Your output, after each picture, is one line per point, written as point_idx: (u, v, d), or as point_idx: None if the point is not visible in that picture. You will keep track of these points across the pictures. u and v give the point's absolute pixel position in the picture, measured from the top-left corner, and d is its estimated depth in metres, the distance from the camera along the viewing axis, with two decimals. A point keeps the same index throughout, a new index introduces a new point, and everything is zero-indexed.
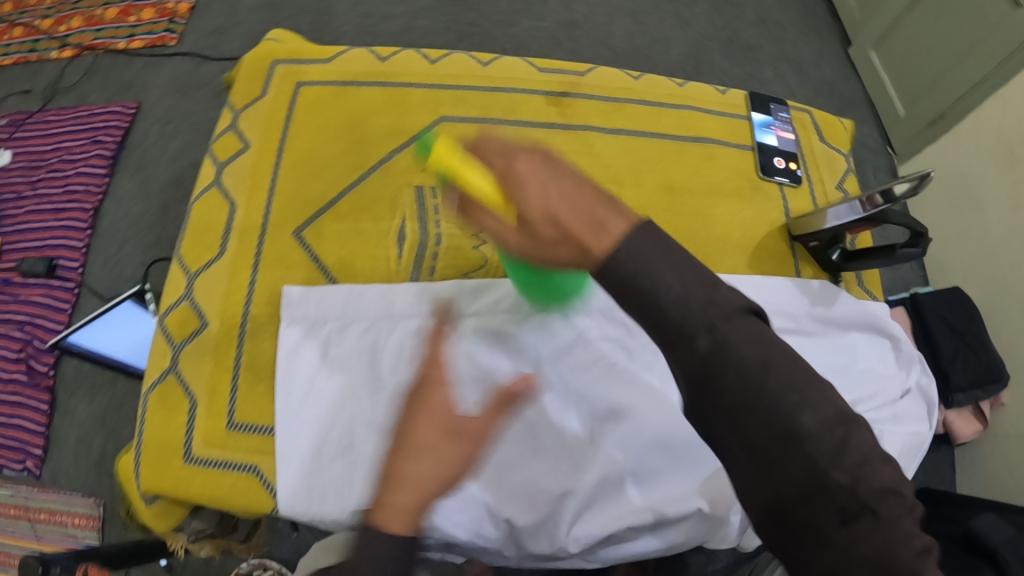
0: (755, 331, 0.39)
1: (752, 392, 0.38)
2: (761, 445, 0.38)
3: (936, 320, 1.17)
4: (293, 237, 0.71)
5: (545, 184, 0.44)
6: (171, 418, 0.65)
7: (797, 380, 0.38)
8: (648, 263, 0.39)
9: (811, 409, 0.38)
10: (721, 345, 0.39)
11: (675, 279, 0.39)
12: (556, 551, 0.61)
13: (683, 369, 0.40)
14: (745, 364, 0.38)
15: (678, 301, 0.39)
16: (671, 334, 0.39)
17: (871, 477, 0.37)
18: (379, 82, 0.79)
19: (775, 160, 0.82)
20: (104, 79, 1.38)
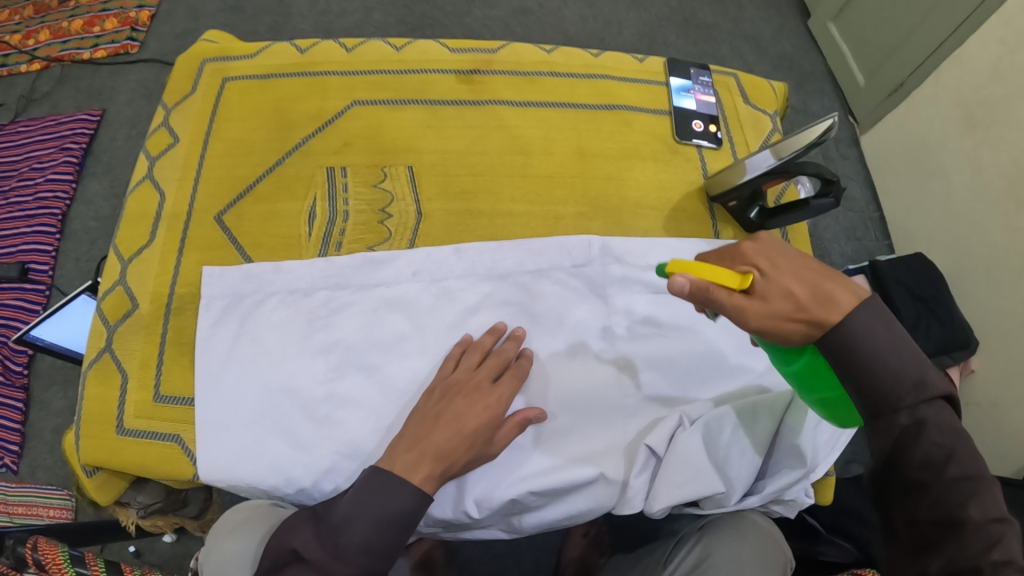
0: (951, 421, 0.40)
1: (930, 473, 0.39)
2: (928, 501, 0.39)
3: (896, 287, 1.16)
4: (215, 222, 0.73)
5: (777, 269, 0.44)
6: (109, 393, 0.67)
7: (972, 469, 0.39)
8: (881, 340, 0.40)
9: (987, 492, 0.38)
10: (919, 425, 0.39)
11: (892, 356, 0.40)
12: (460, 516, 0.62)
13: (881, 442, 0.41)
14: (936, 440, 0.39)
15: (894, 377, 0.40)
16: (880, 403, 0.40)
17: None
18: (299, 73, 0.81)
19: (694, 123, 0.82)
20: (72, 88, 1.43)
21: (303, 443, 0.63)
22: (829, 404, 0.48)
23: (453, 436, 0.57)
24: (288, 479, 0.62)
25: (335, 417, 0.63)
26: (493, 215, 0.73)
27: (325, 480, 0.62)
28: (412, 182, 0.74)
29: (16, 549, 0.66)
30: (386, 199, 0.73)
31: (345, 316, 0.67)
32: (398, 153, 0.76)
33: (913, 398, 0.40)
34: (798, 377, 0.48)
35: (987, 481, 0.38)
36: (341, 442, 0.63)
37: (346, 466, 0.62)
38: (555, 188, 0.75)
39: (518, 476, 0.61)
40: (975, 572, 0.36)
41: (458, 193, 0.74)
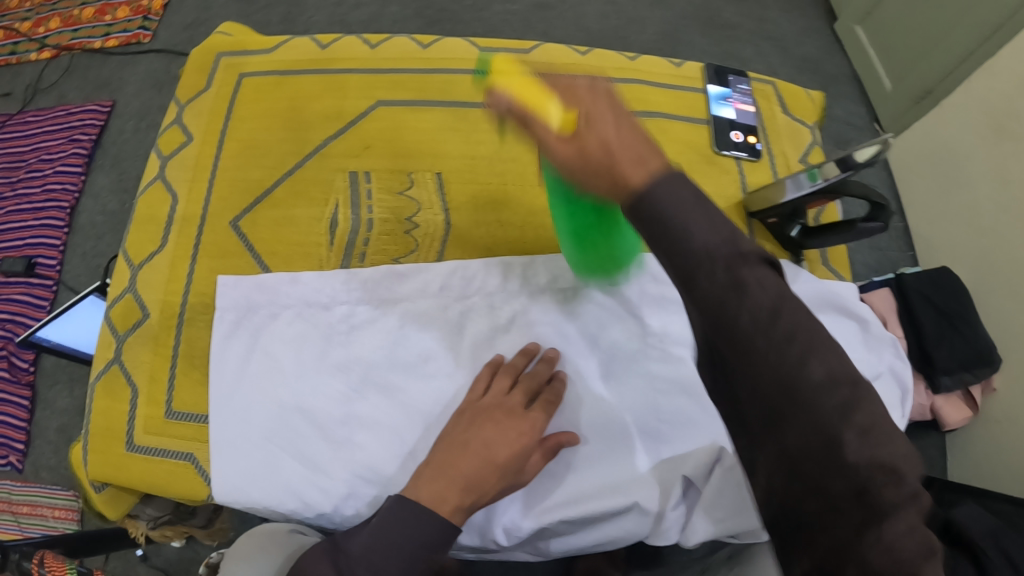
0: (772, 279, 0.35)
1: (765, 345, 0.33)
2: (777, 379, 0.33)
3: (920, 300, 1.13)
4: (229, 227, 0.71)
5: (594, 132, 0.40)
6: (114, 406, 0.66)
7: (802, 330, 0.34)
8: (724, 276, 0.34)
9: (835, 362, 0.34)
10: (736, 285, 0.34)
11: (697, 220, 0.35)
12: (488, 542, 0.61)
13: (704, 318, 0.35)
14: (764, 307, 0.34)
15: (702, 237, 0.35)
16: (688, 269, 0.35)
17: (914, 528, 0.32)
18: (318, 70, 0.78)
19: (733, 134, 0.80)
20: (81, 78, 1.39)
21: (321, 466, 0.61)
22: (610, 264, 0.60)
23: (483, 466, 0.55)
24: (306, 502, 0.60)
25: (354, 439, 0.62)
26: (521, 227, 0.70)
27: (345, 505, 0.60)
28: (439, 190, 0.71)
29: (20, 563, 0.67)
30: (411, 207, 0.70)
31: (364, 333, 0.65)
32: (424, 158, 0.73)
33: (724, 258, 0.34)
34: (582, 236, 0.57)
35: (822, 340, 0.34)
36: (359, 465, 0.61)
37: (365, 491, 0.60)
38: None
39: (551, 503, 0.61)
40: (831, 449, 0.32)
41: (485, 203, 0.71)
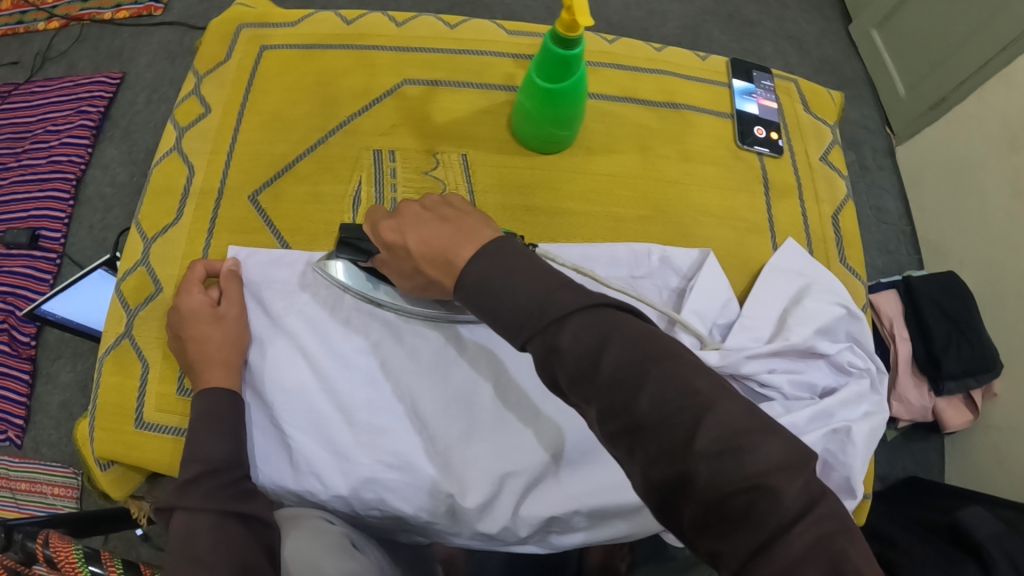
0: (597, 326, 0.39)
1: (653, 358, 0.37)
2: (681, 425, 0.35)
3: (929, 306, 1.16)
4: (249, 202, 0.70)
5: (412, 222, 0.50)
6: (125, 383, 0.68)
7: (629, 356, 0.37)
8: (547, 339, 0.39)
9: (716, 403, 0.35)
10: (571, 338, 0.38)
11: (517, 284, 0.41)
12: (505, 533, 0.60)
13: (560, 371, 0.39)
14: (578, 354, 0.38)
15: (532, 296, 0.40)
16: (530, 324, 0.40)
17: (777, 486, 0.33)
18: (345, 46, 0.77)
19: (757, 130, 0.82)
20: (92, 48, 1.36)
21: (341, 452, 0.61)
22: (560, 123, 0.67)
23: (216, 342, 0.61)
24: (325, 485, 0.61)
25: (377, 425, 0.61)
26: (550, 213, 0.70)
27: (363, 490, 0.60)
28: (466, 171, 0.71)
29: (25, 545, 0.60)
30: (437, 188, 0.70)
31: (388, 316, 0.64)
32: (452, 139, 0.72)
33: (535, 326, 0.39)
34: (549, 93, 0.63)
35: (651, 359, 0.37)
36: (382, 450, 0.61)
37: (386, 479, 0.60)
38: (616, 189, 0.73)
39: (566, 497, 0.61)
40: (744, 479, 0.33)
41: (512, 186, 0.70)
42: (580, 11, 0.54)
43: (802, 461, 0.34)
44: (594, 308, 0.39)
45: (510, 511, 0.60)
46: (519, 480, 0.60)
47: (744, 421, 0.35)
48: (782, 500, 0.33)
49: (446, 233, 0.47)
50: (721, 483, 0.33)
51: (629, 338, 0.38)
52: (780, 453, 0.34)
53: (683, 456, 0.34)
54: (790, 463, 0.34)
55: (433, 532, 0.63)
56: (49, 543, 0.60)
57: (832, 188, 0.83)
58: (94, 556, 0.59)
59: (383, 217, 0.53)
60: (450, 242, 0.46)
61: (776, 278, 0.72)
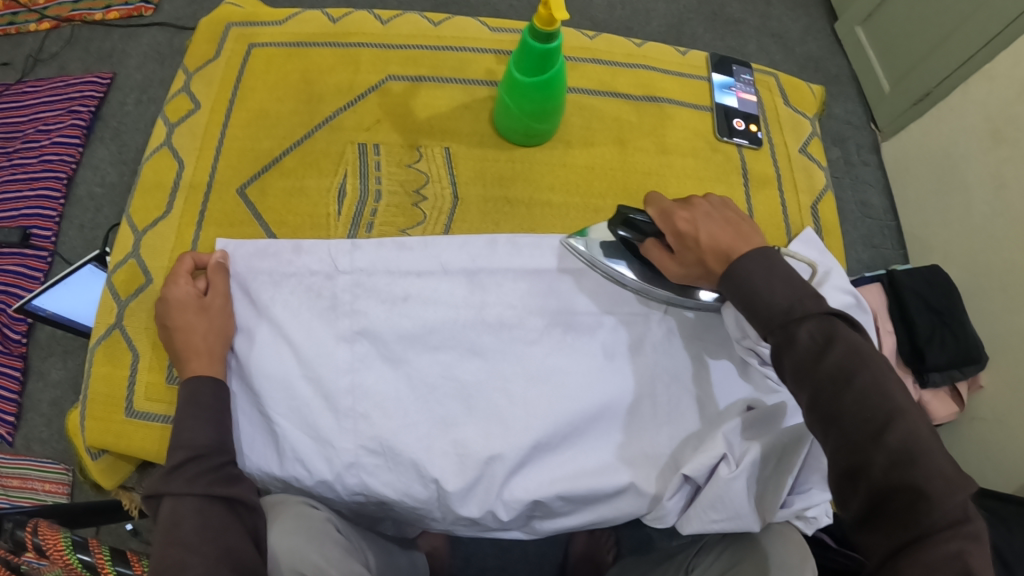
0: (847, 335, 0.47)
1: (853, 364, 0.45)
2: (874, 420, 0.44)
3: (913, 298, 1.17)
4: (237, 195, 0.71)
5: (703, 219, 0.57)
6: (115, 373, 0.69)
7: (848, 361, 0.45)
8: (812, 338, 0.47)
9: (899, 415, 0.43)
10: (821, 339, 0.47)
11: (763, 287, 0.50)
12: (486, 516, 0.62)
13: (784, 367, 0.48)
14: (809, 349, 0.47)
15: (785, 298, 0.49)
16: (777, 319, 0.49)
17: (934, 493, 0.41)
18: (330, 44, 0.78)
19: (736, 123, 0.84)
20: (82, 49, 1.37)
21: (325, 437, 0.62)
22: (541, 117, 0.68)
23: (202, 330, 0.62)
24: (309, 471, 0.62)
25: (360, 412, 0.62)
26: (530, 204, 0.71)
27: (347, 475, 0.61)
28: (448, 164, 0.72)
29: (14, 534, 0.62)
30: (420, 180, 0.71)
31: (370, 305, 0.65)
32: (435, 133, 0.73)
33: (795, 315, 0.48)
34: (531, 88, 0.64)
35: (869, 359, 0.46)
36: (365, 436, 0.62)
37: (369, 464, 0.61)
38: (595, 180, 0.74)
39: (546, 481, 0.62)
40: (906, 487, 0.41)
41: (493, 178, 0.72)
42: (556, 6, 0.56)
43: (960, 479, 0.41)
44: (835, 315, 0.48)
45: (492, 496, 0.61)
46: (501, 466, 0.61)
47: (925, 435, 0.43)
48: (939, 507, 0.40)
49: (730, 235, 0.55)
50: (887, 478, 0.42)
51: (872, 357, 0.45)
52: (947, 468, 0.41)
53: (863, 450, 0.43)
54: (948, 477, 0.41)
55: (417, 515, 0.65)
56: (38, 533, 0.62)
57: (809, 179, 0.86)
58: (82, 545, 0.61)
59: (674, 206, 0.59)
60: (730, 244, 0.54)
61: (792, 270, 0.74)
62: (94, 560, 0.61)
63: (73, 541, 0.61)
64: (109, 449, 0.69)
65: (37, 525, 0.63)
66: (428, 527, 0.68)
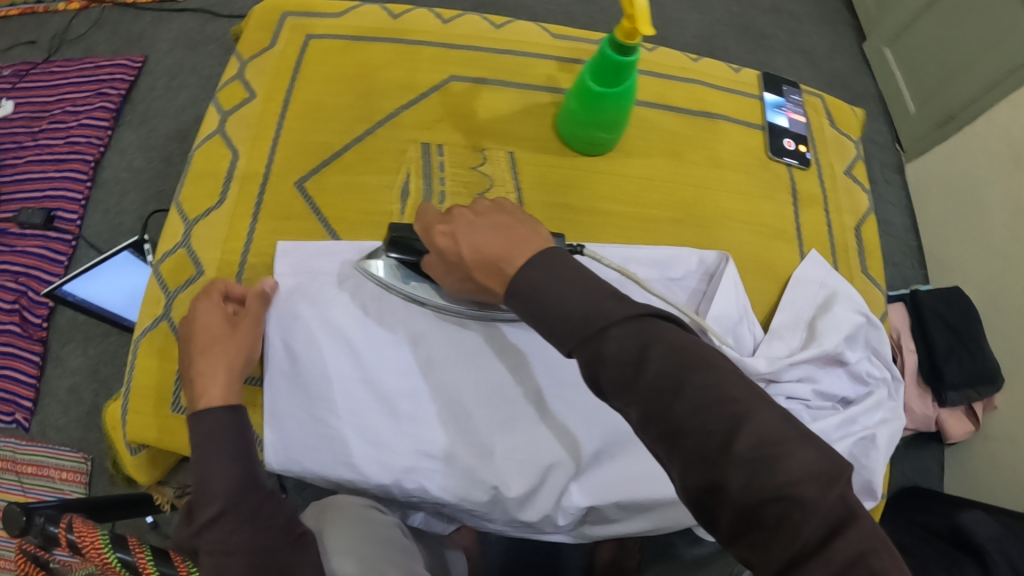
0: (672, 342, 0.41)
1: (676, 374, 0.40)
2: (716, 428, 0.38)
3: (932, 317, 1.19)
4: (294, 187, 0.71)
5: (466, 229, 0.53)
6: (161, 365, 0.68)
7: (668, 367, 0.40)
8: (634, 348, 0.41)
9: (743, 416, 0.38)
10: (639, 349, 0.41)
11: (562, 291, 0.44)
12: (544, 521, 0.63)
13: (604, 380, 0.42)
14: (624, 358, 0.41)
15: (587, 306, 0.43)
16: (585, 330, 0.42)
17: (806, 495, 0.35)
18: (391, 39, 0.77)
19: (786, 142, 0.85)
20: (110, 31, 1.35)
21: (382, 442, 0.62)
22: (602, 125, 0.68)
23: (217, 353, 0.60)
24: (366, 474, 0.61)
25: (419, 416, 0.62)
26: (592, 213, 0.72)
27: (406, 479, 0.61)
28: (512, 168, 0.72)
29: (46, 529, 0.57)
30: (484, 183, 0.71)
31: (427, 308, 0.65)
32: (498, 136, 0.73)
33: (602, 323, 0.42)
34: (597, 94, 0.64)
35: (695, 367, 0.40)
36: (425, 441, 0.62)
37: (429, 469, 0.61)
38: (652, 192, 0.74)
39: (602, 491, 0.63)
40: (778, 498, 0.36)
41: (556, 185, 0.72)
42: (641, 20, 0.56)
43: (835, 470, 0.36)
44: (646, 316, 0.42)
45: (551, 503, 0.62)
46: (561, 474, 0.62)
47: (783, 429, 0.38)
48: (819, 508, 0.35)
49: (498, 242, 0.50)
50: (755, 493, 0.36)
51: (698, 362, 0.40)
52: (814, 462, 0.36)
53: (711, 466, 0.37)
54: (821, 474, 0.36)
55: (472, 516, 0.65)
56: (74, 529, 0.51)
57: (852, 200, 0.87)
58: None
59: (434, 220, 0.56)
60: (497, 256, 0.49)
61: (800, 292, 0.74)
62: (135, 558, 0.48)
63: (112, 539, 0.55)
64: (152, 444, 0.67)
65: (76, 521, 0.56)
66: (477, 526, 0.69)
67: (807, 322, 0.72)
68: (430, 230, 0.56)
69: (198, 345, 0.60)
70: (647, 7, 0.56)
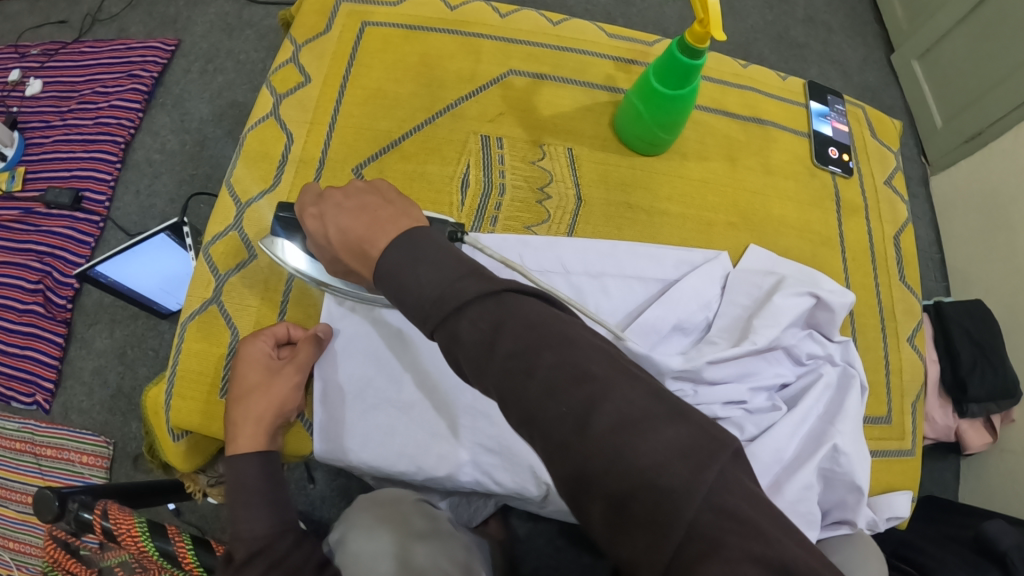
0: (532, 320, 0.38)
1: (534, 350, 0.37)
2: (571, 409, 0.35)
3: (958, 331, 1.18)
4: (353, 174, 0.71)
5: (333, 210, 0.52)
6: (210, 350, 0.66)
7: (523, 344, 0.37)
8: (488, 327, 0.38)
9: (608, 397, 0.34)
10: (494, 329, 0.38)
11: (434, 269, 0.41)
12: (595, 514, 0.63)
13: (463, 362, 0.39)
14: (478, 340, 0.38)
15: (440, 284, 0.40)
16: (437, 312, 0.39)
17: (669, 480, 0.31)
18: (450, 31, 0.77)
19: (830, 151, 0.84)
20: (144, 13, 1.34)
21: (441, 434, 0.62)
22: (663, 125, 0.68)
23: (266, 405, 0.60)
24: (421, 466, 0.61)
25: (479, 409, 0.62)
26: (649, 213, 0.72)
27: (460, 472, 0.61)
28: (571, 165, 0.72)
29: (80, 514, 0.59)
30: (544, 178, 0.71)
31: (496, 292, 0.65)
32: (558, 132, 0.74)
33: (453, 304, 0.39)
34: (661, 95, 0.64)
35: (544, 345, 0.37)
36: (483, 435, 0.61)
37: (486, 463, 0.61)
38: (707, 194, 0.75)
39: None
40: (642, 486, 0.32)
41: (615, 184, 0.72)
42: (714, 25, 0.55)
43: (706, 446, 0.32)
44: (498, 292, 0.39)
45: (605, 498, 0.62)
46: None
47: (641, 404, 0.34)
48: (681, 496, 0.31)
49: (362, 224, 0.49)
50: (613, 483, 0.32)
51: (552, 335, 0.37)
52: (674, 439, 0.33)
53: (569, 451, 0.34)
54: (687, 452, 0.32)
55: (523, 503, 0.66)
56: (110, 514, 0.56)
57: (893, 209, 0.86)
58: (160, 532, 0.56)
59: (308, 202, 0.55)
60: (361, 238, 0.48)
61: (740, 286, 0.68)
62: (176, 548, 0.55)
63: (149, 526, 0.55)
64: (198, 432, 0.65)
65: (109, 507, 0.57)
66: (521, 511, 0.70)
67: (745, 320, 0.66)
68: (304, 210, 0.55)
69: (245, 384, 0.60)
70: (720, 12, 0.55)
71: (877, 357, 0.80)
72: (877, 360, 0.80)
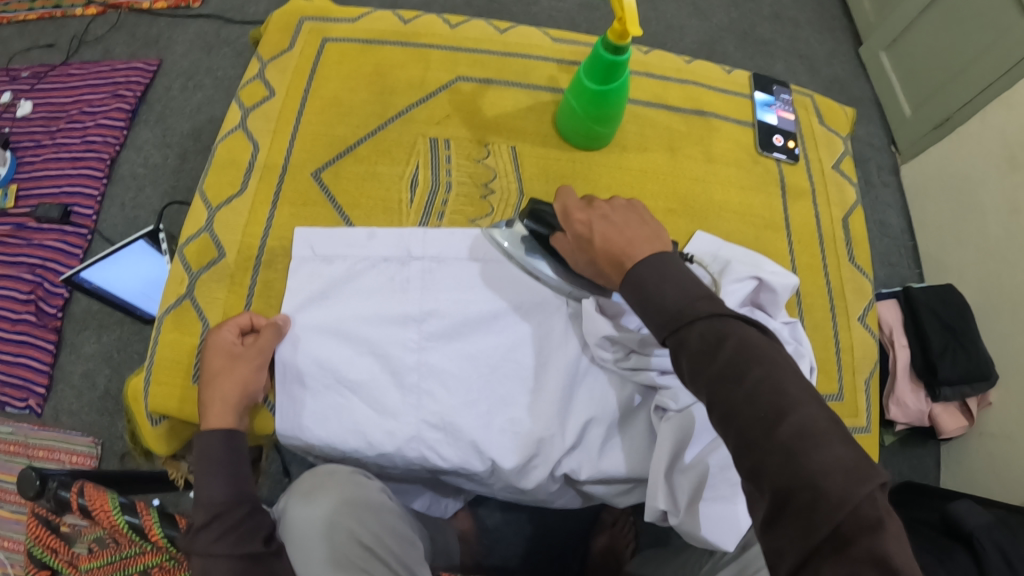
0: (752, 340, 0.42)
1: (754, 358, 0.41)
2: (764, 415, 0.39)
3: (928, 315, 1.20)
4: (311, 177, 0.75)
5: (601, 221, 0.56)
6: (184, 340, 0.70)
7: (745, 354, 0.41)
8: (711, 336, 0.43)
9: (791, 411, 0.39)
10: (718, 340, 0.43)
11: (670, 288, 0.47)
12: (539, 487, 0.66)
13: (682, 362, 0.44)
14: (703, 347, 0.43)
15: (678, 301, 0.46)
16: (673, 319, 0.45)
17: (825, 486, 0.36)
18: (402, 43, 0.81)
19: (774, 138, 0.87)
20: (128, 34, 1.40)
21: (389, 412, 0.65)
22: (599, 120, 0.71)
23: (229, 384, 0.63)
24: (370, 442, 0.64)
25: (425, 388, 0.65)
26: None
27: (408, 448, 0.64)
28: (515, 162, 0.76)
29: (58, 493, 0.62)
30: (488, 174, 0.76)
31: (442, 278, 0.69)
32: (503, 132, 0.78)
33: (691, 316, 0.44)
34: (594, 92, 0.68)
35: (766, 361, 0.41)
36: (428, 412, 0.64)
37: (431, 439, 0.64)
38: (649, 184, 0.78)
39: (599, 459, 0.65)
40: (811, 487, 0.36)
41: (558, 177, 0.76)
42: (630, 21, 0.59)
43: (865, 468, 0.37)
44: (733, 315, 0.44)
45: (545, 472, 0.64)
46: (551, 447, 0.64)
47: (826, 424, 0.38)
48: (838, 506, 0.35)
49: (628, 236, 0.53)
50: (783, 477, 0.37)
51: (770, 358, 0.41)
52: (843, 457, 0.37)
53: (757, 449, 0.39)
54: (850, 469, 0.36)
55: (472, 478, 0.68)
56: (86, 494, 0.60)
57: (840, 193, 0.89)
58: (131, 508, 0.58)
59: (573, 207, 0.59)
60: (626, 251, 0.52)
61: None
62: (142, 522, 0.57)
63: (121, 503, 0.58)
64: (174, 416, 0.69)
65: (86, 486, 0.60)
66: (472, 488, 0.73)
67: None
68: (569, 215, 0.59)
69: (212, 368, 0.63)
70: (635, 9, 0.58)
71: (826, 336, 0.82)
72: (825, 338, 0.82)
